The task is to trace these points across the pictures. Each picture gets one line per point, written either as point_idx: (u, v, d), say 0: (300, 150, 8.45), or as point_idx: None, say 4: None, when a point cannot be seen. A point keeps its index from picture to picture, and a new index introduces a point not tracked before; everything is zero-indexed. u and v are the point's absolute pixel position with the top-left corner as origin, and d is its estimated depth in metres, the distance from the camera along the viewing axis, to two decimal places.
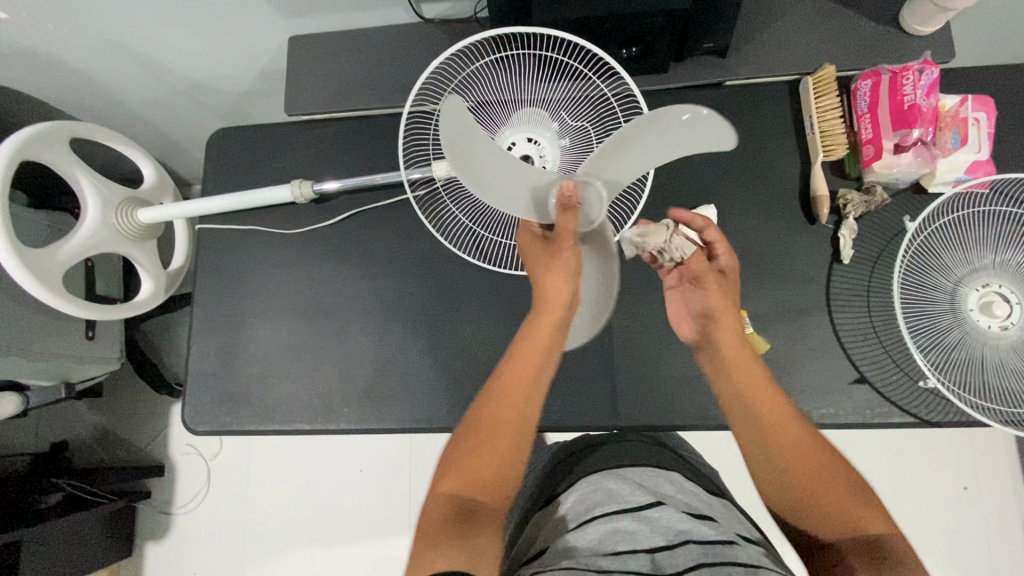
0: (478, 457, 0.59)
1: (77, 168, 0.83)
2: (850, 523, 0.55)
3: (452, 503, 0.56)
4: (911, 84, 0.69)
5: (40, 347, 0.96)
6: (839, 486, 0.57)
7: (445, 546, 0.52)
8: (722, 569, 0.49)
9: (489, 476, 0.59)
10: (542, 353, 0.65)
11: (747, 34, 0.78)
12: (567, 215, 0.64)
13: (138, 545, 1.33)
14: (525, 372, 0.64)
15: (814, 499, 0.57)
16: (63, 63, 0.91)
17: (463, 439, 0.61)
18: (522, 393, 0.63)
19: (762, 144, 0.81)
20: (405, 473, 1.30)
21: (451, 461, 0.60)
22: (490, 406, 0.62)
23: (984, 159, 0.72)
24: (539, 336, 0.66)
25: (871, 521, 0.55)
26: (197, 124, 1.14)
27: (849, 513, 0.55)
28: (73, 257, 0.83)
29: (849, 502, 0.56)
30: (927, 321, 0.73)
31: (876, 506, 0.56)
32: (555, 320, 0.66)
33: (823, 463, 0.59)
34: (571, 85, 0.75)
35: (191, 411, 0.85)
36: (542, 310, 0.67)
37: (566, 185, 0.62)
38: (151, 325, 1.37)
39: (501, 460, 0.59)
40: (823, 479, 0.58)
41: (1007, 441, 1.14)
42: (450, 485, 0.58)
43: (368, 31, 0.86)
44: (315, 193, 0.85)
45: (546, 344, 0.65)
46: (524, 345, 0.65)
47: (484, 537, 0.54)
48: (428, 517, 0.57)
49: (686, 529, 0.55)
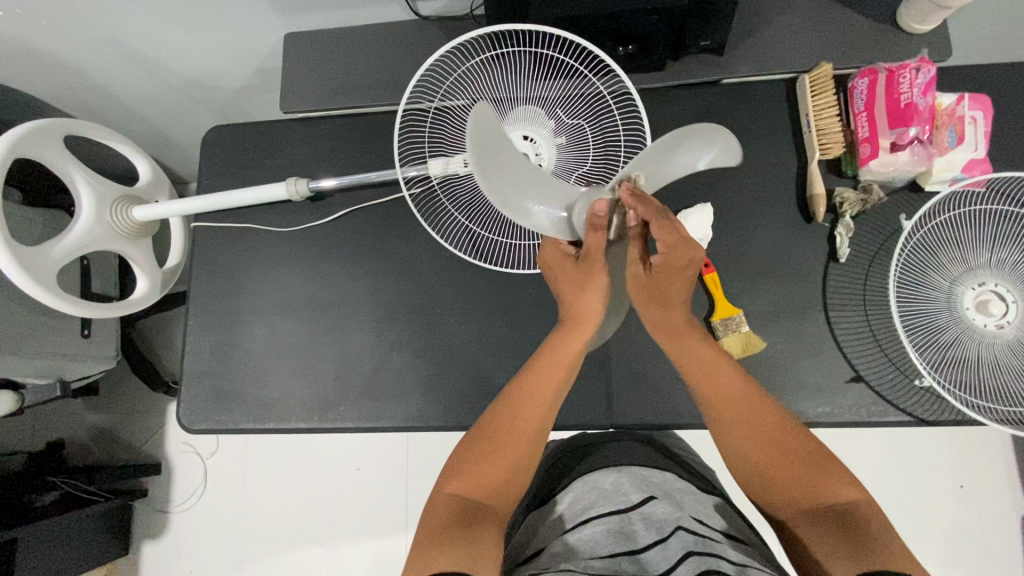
0: (488, 461, 0.60)
1: (71, 166, 0.83)
2: (814, 490, 0.56)
3: (458, 504, 0.56)
4: (908, 82, 0.69)
5: (35, 345, 0.96)
6: (802, 464, 0.58)
7: (449, 539, 0.52)
8: (712, 560, 0.49)
9: (500, 482, 0.59)
10: (562, 370, 0.67)
11: (744, 32, 0.78)
12: (597, 235, 0.63)
13: (135, 544, 1.32)
14: (546, 386, 0.65)
15: (775, 473, 0.58)
16: (58, 61, 0.90)
17: (474, 441, 0.62)
18: (541, 404, 0.64)
19: (759, 142, 0.81)
20: (402, 472, 1.30)
21: (460, 462, 0.60)
22: (507, 414, 0.63)
23: (980, 158, 0.72)
24: (560, 353, 0.68)
25: (834, 486, 0.55)
26: (193, 121, 1.14)
27: (812, 481, 0.56)
28: (67, 255, 0.83)
29: (807, 472, 0.57)
30: (923, 320, 0.73)
31: (839, 470, 0.57)
32: (579, 340, 0.69)
33: (781, 435, 0.60)
34: (566, 83, 0.75)
35: (186, 409, 0.85)
36: (569, 330, 0.69)
37: (599, 203, 0.61)
38: (147, 324, 1.37)
39: (511, 466, 0.60)
40: (784, 449, 0.59)
41: (1003, 439, 1.14)
42: (457, 486, 0.58)
43: (364, 28, 0.85)
44: (311, 191, 0.84)
45: (566, 360, 0.67)
46: (546, 362, 0.67)
47: (486, 533, 0.54)
48: (431, 513, 0.56)
49: (676, 520, 0.56)
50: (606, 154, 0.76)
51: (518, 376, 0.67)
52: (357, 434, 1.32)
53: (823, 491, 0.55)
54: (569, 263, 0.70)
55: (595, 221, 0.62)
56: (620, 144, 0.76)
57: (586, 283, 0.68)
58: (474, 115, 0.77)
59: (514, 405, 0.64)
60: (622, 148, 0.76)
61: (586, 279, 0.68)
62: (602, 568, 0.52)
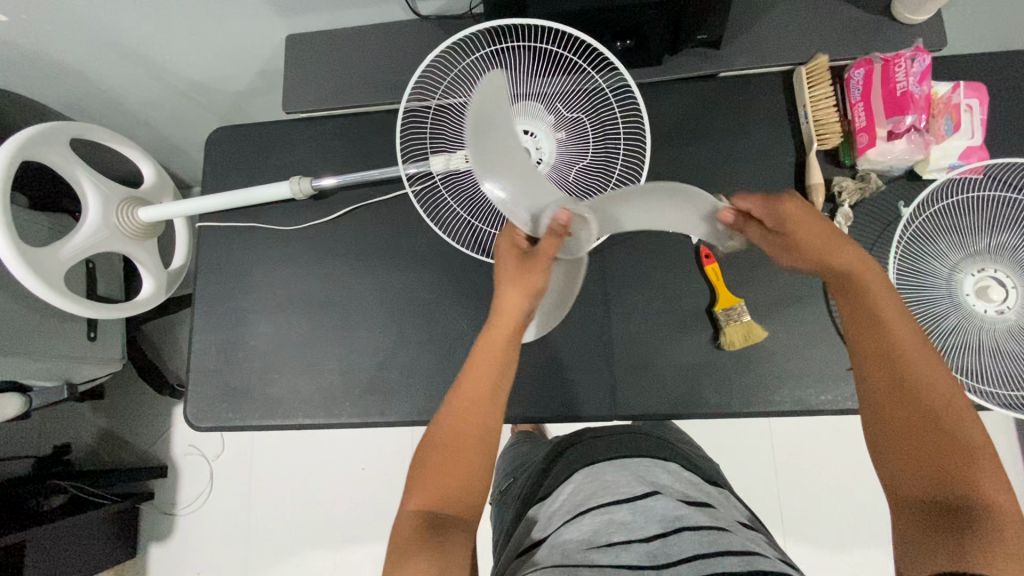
0: (444, 472, 0.57)
1: (77, 168, 0.84)
2: (952, 476, 0.47)
3: (423, 520, 0.54)
4: (903, 72, 0.70)
5: (43, 348, 0.96)
6: (962, 452, 0.48)
7: (420, 551, 0.51)
8: (716, 561, 0.48)
9: (457, 489, 0.57)
10: (496, 361, 0.63)
11: (740, 26, 0.79)
12: (552, 240, 0.63)
13: (142, 547, 1.33)
14: (483, 386, 0.61)
15: (915, 446, 0.49)
16: (63, 66, 0.92)
17: (430, 451, 0.59)
18: (480, 406, 0.60)
19: (757, 134, 0.82)
20: (406, 469, 1.31)
21: (422, 475, 0.57)
22: (451, 424, 0.60)
23: (977, 145, 0.73)
24: (489, 345, 0.63)
25: (980, 476, 0.47)
26: (196, 125, 1.15)
27: (952, 469, 0.47)
28: (75, 257, 0.84)
29: (958, 456, 0.48)
30: (923, 307, 0.74)
31: (992, 465, 0.47)
32: (503, 336, 0.64)
33: (944, 402, 0.50)
34: (566, 78, 0.76)
35: (192, 407, 0.85)
36: (494, 320, 0.65)
37: (563, 214, 0.62)
38: (153, 327, 1.38)
39: (474, 475, 0.58)
40: (935, 416, 0.50)
41: (1006, 426, 1.14)
42: (420, 502, 0.56)
43: (366, 28, 0.86)
44: (314, 189, 0.85)
45: (505, 336, 0.64)
46: (484, 337, 0.64)
47: (455, 544, 0.53)
48: (400, 529, 0.55)
49: (679, 515, 0.55)
50: (606, 147, 0.78)
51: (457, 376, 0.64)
52: (361, 432, 1.33)
53: (967, 481, 0.47)
54: (514, 255, 0.67)
55: (556, 230, 0.62)
56: (620, 137, 0.77)
57: (523, 278, 0.65)
58: None
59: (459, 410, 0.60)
60: (623, 142, 0.77)
61: (516, 271, 0.66)
62: (602, 559, 0.52)
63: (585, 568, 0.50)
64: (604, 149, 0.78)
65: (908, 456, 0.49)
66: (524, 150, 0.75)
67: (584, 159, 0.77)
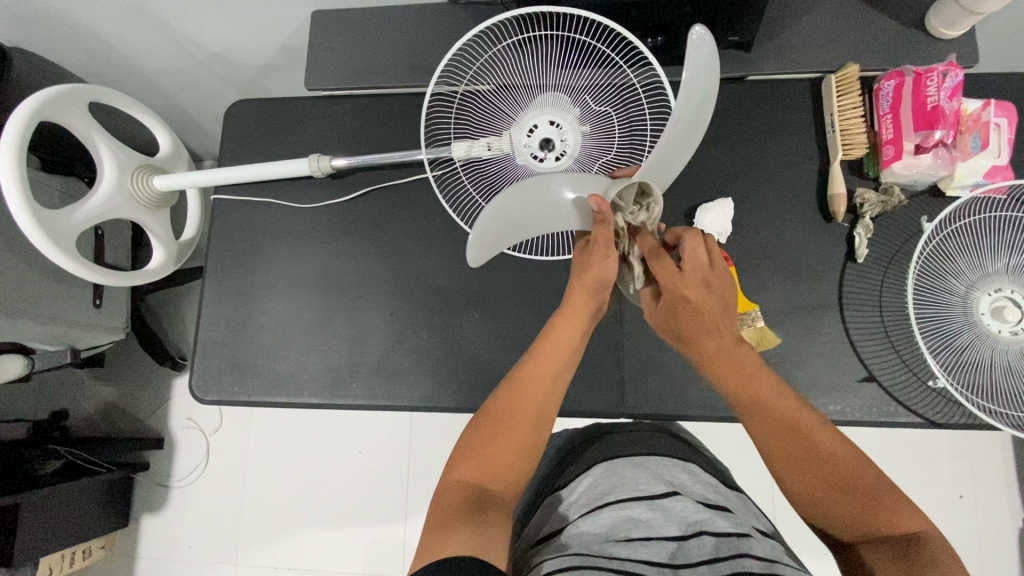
0: (489, 445, 0.58)
1: (94, 132, 0.83)
2: (873, 518, 0.52)
3: (465, 492, 0.56)
4: (935, 86, 0.70)
5: (51, 313, 0.96)
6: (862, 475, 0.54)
7: (454, 525, 0.52)
8: (738, 564, 0.48)
9: (504, 464, 0.58)
10: (562, 355, 0.63)
11: (773, 30, 0.78)
12: (604, 227, 0.62)
13: (136, 516, 1.33)
14: (551, 365, 0.63)
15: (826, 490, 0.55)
16: (82, 26, 0.91)
17: (477, 425, 0.60)
18: (545, 383, 0.62)
19: (781, 141, 0.81)
20: (403, 454, 1.30)
21: (465, 448, 0.59)
22: (506, 396, 0.61)
23: (1003, 165, 0.73)
24: (556, 342, 0.64)
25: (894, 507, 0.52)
26: (214, 97, 1.14)
27: (868, 506, 0.53)
28: (88, 222, 0.83)
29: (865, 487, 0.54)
30: (938, 324, 0.74)
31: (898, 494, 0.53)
32: (574, 327, 0.65)
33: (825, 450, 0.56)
34: (597, 72, 0.76)
35: (199, 379, 0.85)
36: (561, 319, 0.65)
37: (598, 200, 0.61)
38: (157, 299, 1.37)
39: (517, 451, 0.59)
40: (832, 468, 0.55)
41: (1005, 449, 1.15)
42: (464, 473, 0.57)
43: (392, 8, 0.85)
44: (332, 168, 0.84)
45: (578, 322, 0.65)
46: (559, 320, 0.65)
47: (496, 520, 0.54)
48: (440, 498, 0.56)
49: (701, 519, 0.55)
50: (631, 141, 0.77)
51: (520, 360, 0.64)
52: (361, 415, 1.33)
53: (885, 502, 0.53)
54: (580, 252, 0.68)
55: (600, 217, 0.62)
56: (647, 131, 0.77)
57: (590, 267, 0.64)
58: (502, 99, 0.78)
59: (516, 387, 0.61)
60: (649, 136, 0.76)
61: (610, 246, 0.63)
62: (620, 553, 0.52)
63: (603, 559, 0.50)
64: (629, 142, 0.77)
65: (832, 504, 0.54)
66: (548, 141, 0.74)
67: (608, 152, 0.75)
